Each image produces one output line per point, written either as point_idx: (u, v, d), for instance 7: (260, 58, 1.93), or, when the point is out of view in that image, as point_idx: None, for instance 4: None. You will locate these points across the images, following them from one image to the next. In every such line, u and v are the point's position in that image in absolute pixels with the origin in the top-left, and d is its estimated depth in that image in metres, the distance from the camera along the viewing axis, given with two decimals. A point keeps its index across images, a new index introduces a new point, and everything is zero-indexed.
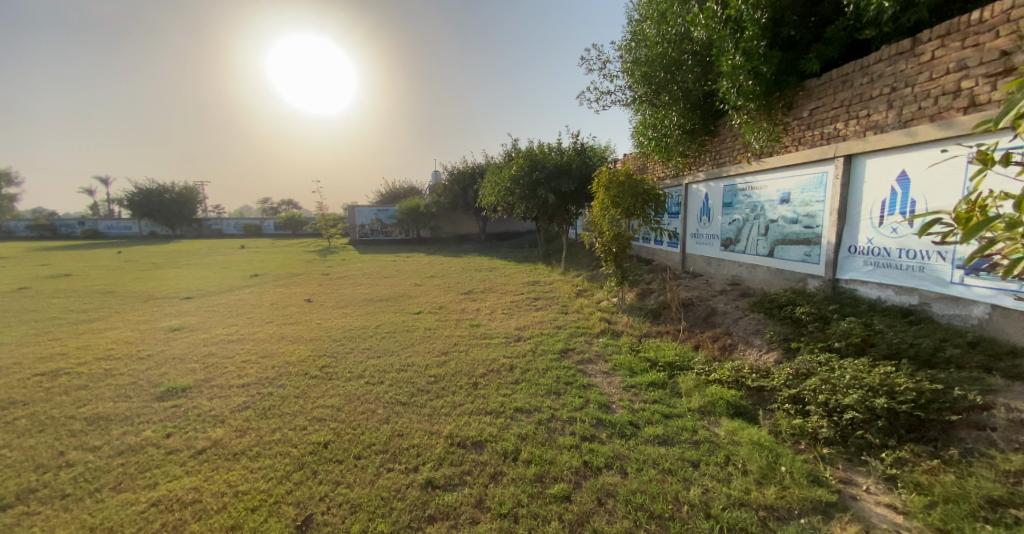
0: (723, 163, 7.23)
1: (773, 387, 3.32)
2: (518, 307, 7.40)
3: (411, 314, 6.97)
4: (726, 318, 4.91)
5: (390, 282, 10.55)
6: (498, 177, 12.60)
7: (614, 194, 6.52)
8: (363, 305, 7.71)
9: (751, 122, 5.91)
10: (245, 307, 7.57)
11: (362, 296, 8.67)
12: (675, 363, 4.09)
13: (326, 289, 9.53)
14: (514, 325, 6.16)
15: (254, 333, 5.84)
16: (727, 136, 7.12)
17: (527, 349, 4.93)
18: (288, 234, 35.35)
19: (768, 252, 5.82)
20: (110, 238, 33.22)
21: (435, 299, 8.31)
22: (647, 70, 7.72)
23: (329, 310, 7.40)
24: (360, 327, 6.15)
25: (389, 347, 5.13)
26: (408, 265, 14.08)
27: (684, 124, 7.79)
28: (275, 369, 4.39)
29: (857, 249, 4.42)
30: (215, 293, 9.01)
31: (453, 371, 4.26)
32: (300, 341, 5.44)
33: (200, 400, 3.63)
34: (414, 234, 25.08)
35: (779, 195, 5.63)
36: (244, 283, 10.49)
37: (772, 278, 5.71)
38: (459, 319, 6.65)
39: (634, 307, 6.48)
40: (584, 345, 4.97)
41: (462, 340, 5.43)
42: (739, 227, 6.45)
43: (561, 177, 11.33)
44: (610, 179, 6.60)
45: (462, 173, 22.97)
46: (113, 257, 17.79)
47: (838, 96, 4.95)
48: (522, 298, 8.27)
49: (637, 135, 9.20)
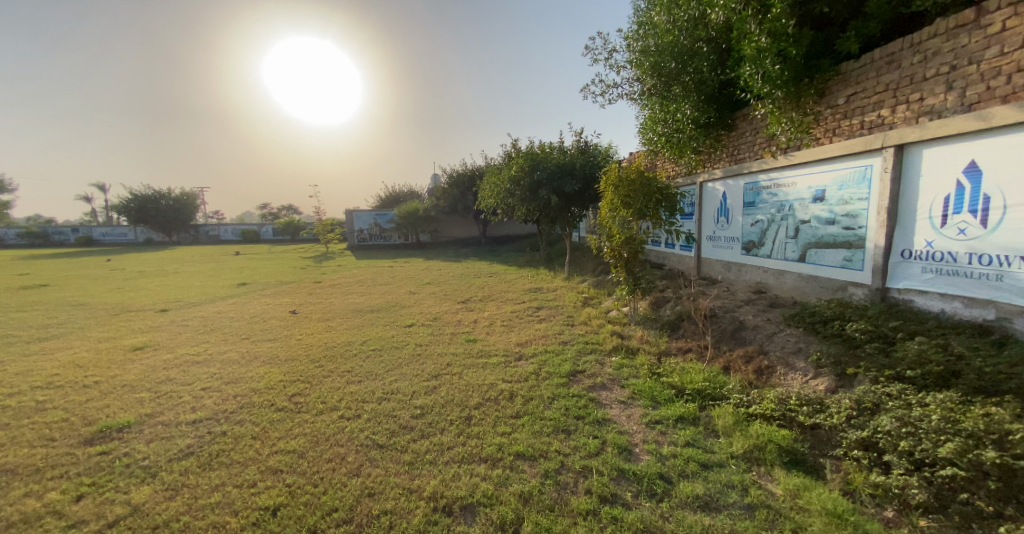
0: (742, 159, 6.65)
1: (832, 426, 2.68)
2: (519, 319, 6.78)
3: (401, 328, 6.37)
4: (758, 334, 4.29)
5: (383, 290, 9.96)
6: (498, 179, 12.03)
7: (624, 193, 5.88)
8: (350, 318, 7.11)
9: (777, 112, 5.31)
10: (224, 321, 6.98)
11: (351, 306, 8.08)
12: (705, 391, 3.45)
13: (314, 299, 8.95)
14: (515, 340, 5.55)
15: (226, 352, 5.24)
16: (747, 130, 6.52)
17: (529, 371, 4.32)
18: (285, 240, 34.83)
19: (800, 256, 5.20)
20: (104, 245, 32.72)
21: (430, 309, 7.69)
22: (657, 61, 7.14)
23: (314, 323, 6.82)
24: (344, 344, 5.55)
25: (374, 369, 4.52)
26: (405, 272, 13.47)
27: (698, 118, 7.20)
28: (237, 399, 3.78)
29: (913, 253, 3.80)
30: (195, 304, 8.45)
31: (443, 401, 3.65)
32: (275, 362, 4.85)
33: (137, 445, 3.03)
34: (413, 238, 24.53)
35: (812, 192, 5.02)
36: (229, 293, 9.91)
37: (805, 286, 5.09)
38: (454, 333, 6.04)
39: (649, 319, 5.87)
40: (595, 366, 4.35)
41: (456, 359, 4.81)
42: (764, 229, 5.88)
43: (565, 177, 10.76)
44: (620, 177, 5.96)
45: (461, 176, 22.44)
46: (99, 264, 17.32)
47: (882, 79, 4.35)
48: (523, 307, 7.66)
49: (645, 131, 8.61)
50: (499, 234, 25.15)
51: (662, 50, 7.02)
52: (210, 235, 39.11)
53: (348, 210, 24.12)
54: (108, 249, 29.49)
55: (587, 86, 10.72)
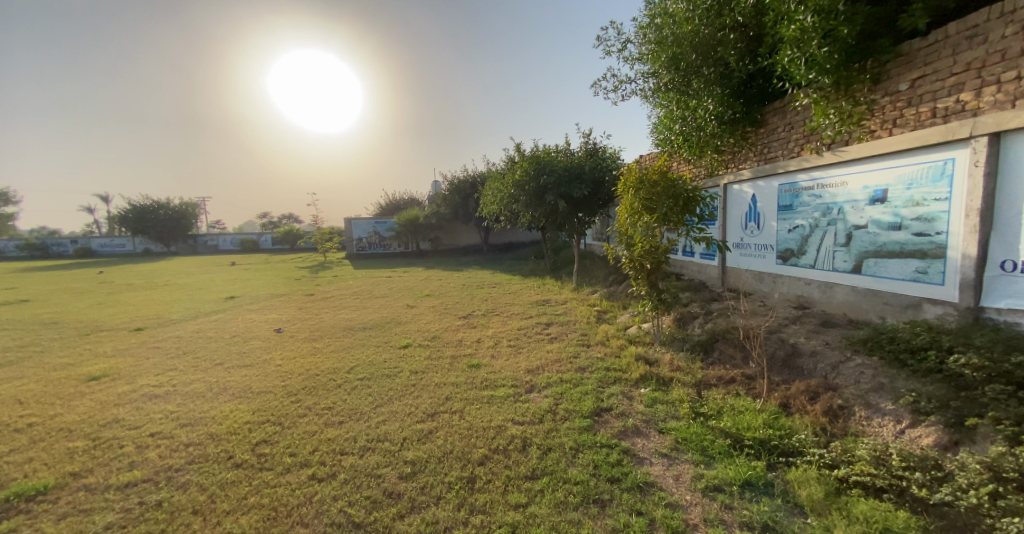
0: (774, 157, 5.98)
1: (971, 506, 1.99)
2: (528, 338, 6.06)
3: (396, 351, 5.66)
4: (816, 361, 3.58)
5: (379, 304, 9.28)
6: (501, 184, 11.38)
7: (646, 197, 5.19)
8: (341, 338, 6.41)
9: (823, 101, 4.61)
10: (200, 342, 6.30)
11: (344, 323, 7.39)
12: (770, 442, 2.74)
13: (304, 314, 8.27)
14: (524, 365, 4.83)
15: (191, 383, 4.54)
16: (780, 125, 5.86)
17: (544, 408, 3.61)
18: (285, 249, 34.38)
19: (853, 267, 4.50)
20: (102, 256, 32.27)
21: (429, 327, 6.98)
22: (676, 52, 6.51)
23: (300, 344, 6.12)
24: (328, 371, 4.85)
25: (359, 407, 3.81)
26: (403, 283, 12.80)
27: (722, 114, 6.53)
28: (187, 450, 3.07)
29: (1018, 266, 3.14)
30: (175, 322, 7.78)
31: (439, 454, 2.94)
32: (245, 396, 4.14)
33: (41, 526, 2.34)
34: (414, 247, 23.91)
35: (867, 192, 4.32)
36: (214, 308, 9.24)
37: (862, 302, 4.38)
38: (454, 356, 5.34)
39: (676, 340, 5.16)
40: (623, 401, 3.63)
41: (457, 392, 4.10)
42: (805, 236, 5.20)
43: (572, 182, 10.09)
44: (642, 178, 5.25)
45: (462, 184, 21.86)
46: (87, 277, 16.76)
47: (960, 57, 3.69)
48: (531, 323, 6.95)
49: (661, 131, 7.96)
50: (501, 242, 24.49)
51: (682, 40, 6.38)
52: (209, 245, 38.59)
53: (348, 218, 23.54)
54: (105, 261, 28.97)
55: (596, 81, 9.81)
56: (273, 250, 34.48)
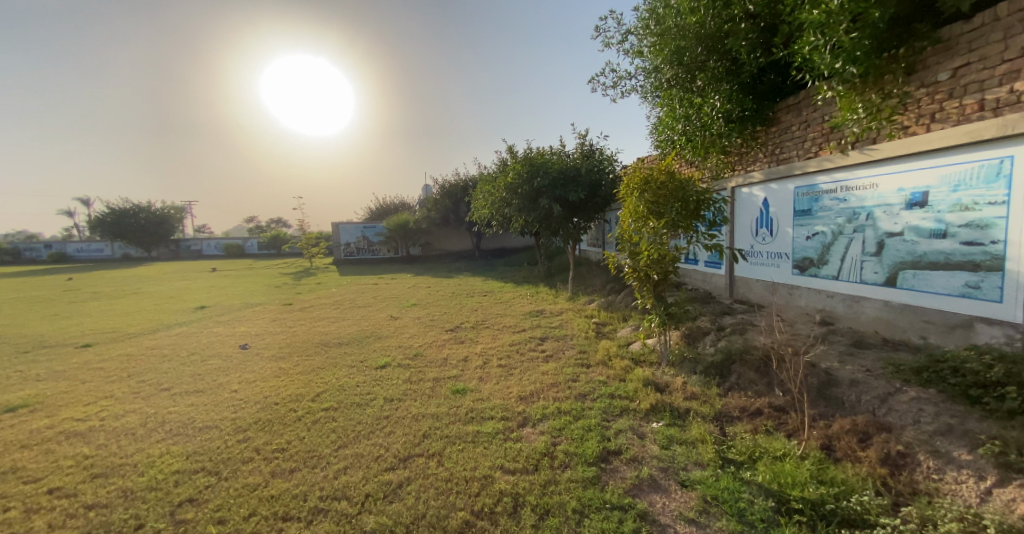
0: (788, 158, 5.52)
1: None
2: (520, 356, 5.48)
3: (371, 372, 5.04)
4: (859, 392, 3.01)
5: (360, 315, 8.65)
6: (493, 187, 10.82)
7: (653, 200, 4.65)
8: (312, 356, 5.77)
9: (849, 95, 4.11)
10: (152, 361, 5.64)
11: (318, 338, 6.74)
12: (825, 506, 2.15)
13: (276, 327, 7.61)
14: (516, 390, 4.25)
15: (125, 416, 3.88)
16: (795, 123, 5.42)
17: (538, 450, 3.03)
18: (271, 254, 33.54)
19: (886, 280, 3.99)
20: (79, 262, 31.09)
21: (411, 342, 6.36)
22: (679, 46, 6.04)
23: (264, 364, 5.47)
24: (290, 400, 4.21)
25: (318, 451, 3.18)
26: (390, 291, 12.17)
27: (730, 111, 6.05)
28: (86, 517, 2.56)
29: None
30: (131, 337, 7.07)
31: (408, 521, 2.35)
32: (183, 436, 3.49)
33: None
34: (403, 252, 23.29)
35: (902, 196, 3.81)
36: (180, 321, 8.53)
37: (897, 320, 3.88)
38: (437, 378, 4.74)
39: (686, 360, 4.63)
40: (633, 442, 3.06)
41: (437, 427, 3.50)
42: (827, 244, 4.70)
43: (567, 185, 9.57)
44: (649, 178, 4.70)
45: (454, 188, 21.30)
46: (54, 285, 15.93)
47: (1015, 41, 3.17)
48: (524, 338, 6.38)
49: (663, 131, 7.49)
50: (493, 247, 23.97)
51: (686, 32, 5.90)
52: (192, 250, 37.44)
53: (336, 223, 22.83)
54: (80, 266, 27.95)
55: (595, 79, 9.32)
56: (258, 255, 33.53)
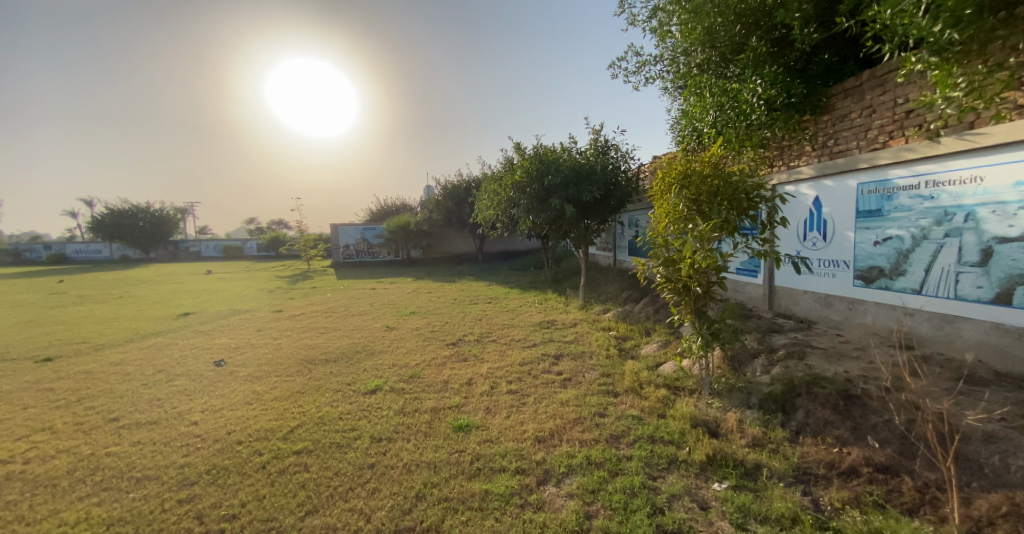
0: (848, 149, 4.74)
1: None
2: (533, 379, 4.71)
3: (358, 400, 4.26)
4: (1004, 452, 2.32)
5: (353, 325, 7.89)
6: (499, 186, 10.10)
7: (695, 198, 3.89)
8: (293, 377, 5.00)
9: (948, 67, 3.35)
10: (108, 381, 4.89)
11: (304, 354, 5.96)
12: None
13: (259, 339, 6.87)
14: (532, 427, 3.48)
15: (51, 459, 3.14)
16: (855, 108, 4.69)
17: (569, 527, 2.26)
18: (270, 256, 32.94)
19: (995, 297, 3.32)
20: (77, 263, 30.56)
21: (407, 360, 5.58)
22: (714, 22, 5.29)
23: (236, 387, 4.70)
24: (254, 439, 3.44)
25: (277, 523, 2.42)
26: (387, 297, 11.41)
27: (773, 99, 5.18)
28: None
29: None
30: (95, 350, 6.31)
31: None
32: (111, 492, 2.73)
33: None
34: (404, 255, 22.54)
35: (1022, 192, 3.12)
36: (157, 330, 7.79)
37: (1013, 347, 3.24)
38: (436, 410, 3.97)
39: (736, 390, 3.84)
40: (695, 518, 2.29)
41: (433, 486, 2.73)
42: (905, 251, 3.97)
43: (580, 184, 8.76)
44: (690, 172, 3.91)
45: (457, 188, 20.55)
46: (39, 286, 15.28)
47: None
48: (536, 355, 5.60)
49: (691, 123, 6.64)
50: (496, 251, 23.19)
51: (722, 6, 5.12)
52: (190, 250, 36.82)
53: (336, 224, 22.13)
54: (74, 267, 27.44)
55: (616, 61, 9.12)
56: (258, 258, 32.87)
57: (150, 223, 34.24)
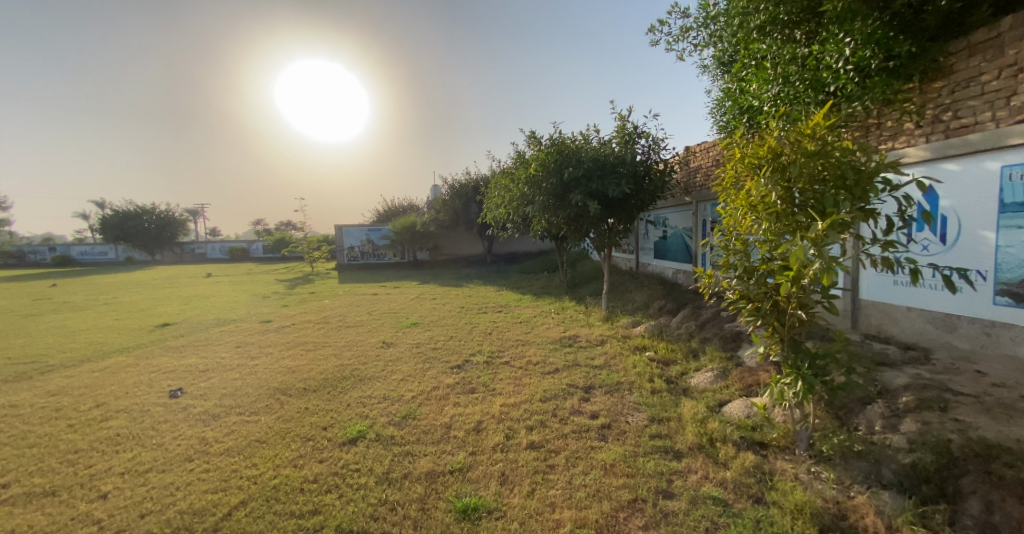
0: (976, 121, 3.66)
1: None
2: (562, 423, 3.64)
3: (331, 457, 3.21)
4: None
5: (345, 340, 6.90)
6: (512, 181, 9.06)
7: (790, 186, 2.81)
8: (256, 417, 3.97)
9: None
10: (26, 424, 3.90)
11: (279, 381, 4.95)
12: None
13: (232, 360, 5.87)
14: (570, 517, 2.41)
15: None
16: (989, 66, 3.59)
17: None
18: (274, 258, 32.56)
19: None
20: (81, 266, 30.13)
21: (401, 391, 4.52)
22: None
23: (181, 431, 3.69)
24: (172, 532, 2.41)
25: None
26: (388, 305, 10.40)
27: (866, 62, 4.07)
28: None
29: None
30: (38, 375, 5.34)
31: None
32: None
33: None
34: (409, 257, 21.61)
35: None
36: (121, 346, 6.83)
37: None
38: (432, 475, 2.93)
39: (852, 457, 2.74)
40: None
41: None
42: None
43: (605, 177, 7.64)
44: (782, 152, 2.86)
45: (464, 187, 19.58)
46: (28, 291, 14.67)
47: None
48: (561, 385, 4.53)
49: (745, 99, 5.57)
50: (505, 252, 22.22)
51: None
52: (196, 252, 36.41)
53: (339, 225, 21.26)
54: (78, 269, 27.19)
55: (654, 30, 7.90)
56: (263, 260, 32.22)
57: (156, 224, 33.88)
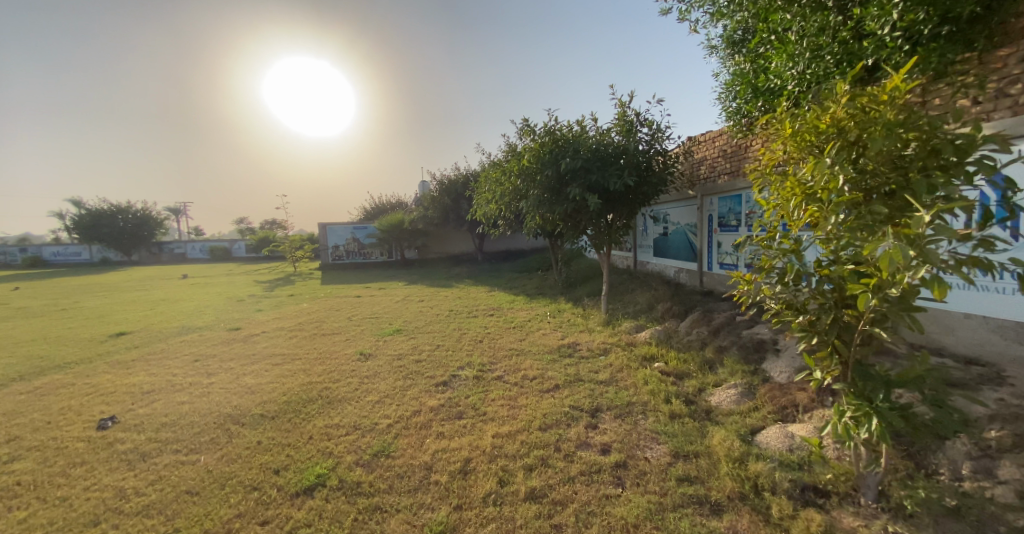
0: None
1: None
2: (567, 461, 3.00)
3: (277, 517, 2.52)
4: None
5: (318, 351, 6.18)
6: (503, 174, 8.38)
7: (861, 167, 2.16)
8: (194, 456, 3.25)
9: None
10: None
11: (232, 405, 4.22)
12: None
13: (184, 378, 5.11)
14: None
15: None
16: None
17: None
18: (258, 257, 31.50)
19: None
20: (53, 267, 28.78)
21: (375, 417, 3.83)
22: None
23: (96, 480, 2.97)
24: None
25: None
26: (371, 309, 9.67)
27: (919, 28, 3.46)
28: None
29: None
30: None
31: None
32: None
33: None
34: (397, 256, 20.81)
35: None
36: (63, 361, 6.03)
37: None
38: None
39: (945, 516, 2.11)
40: None
41: None
42: None
43: (605, 169, 6.99)
44: (847, 124, 2.22)
45: (454, 183, 18.86)
46: None
47: None
48: (563, 407, 3.89)
49: (765, 79, 4.97)
50: (496, 250, 21.50)
51: None
52: (176, 252, 35.10)
53: (323, 224, 20.38)
54: (48, 270, 25.91)
55: None
56: (246, 259, 31.13)
57: (133, 223, 32.57)
